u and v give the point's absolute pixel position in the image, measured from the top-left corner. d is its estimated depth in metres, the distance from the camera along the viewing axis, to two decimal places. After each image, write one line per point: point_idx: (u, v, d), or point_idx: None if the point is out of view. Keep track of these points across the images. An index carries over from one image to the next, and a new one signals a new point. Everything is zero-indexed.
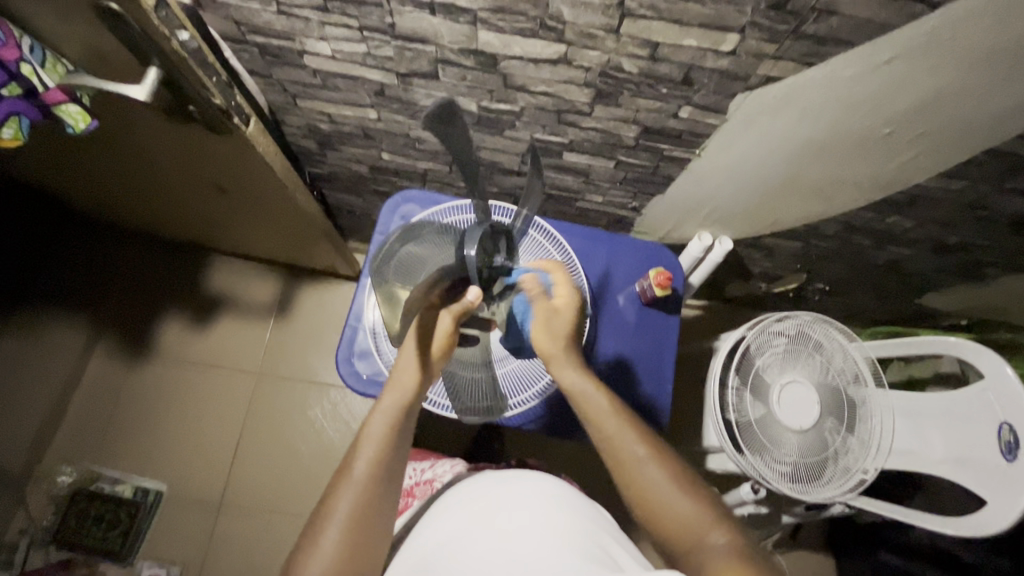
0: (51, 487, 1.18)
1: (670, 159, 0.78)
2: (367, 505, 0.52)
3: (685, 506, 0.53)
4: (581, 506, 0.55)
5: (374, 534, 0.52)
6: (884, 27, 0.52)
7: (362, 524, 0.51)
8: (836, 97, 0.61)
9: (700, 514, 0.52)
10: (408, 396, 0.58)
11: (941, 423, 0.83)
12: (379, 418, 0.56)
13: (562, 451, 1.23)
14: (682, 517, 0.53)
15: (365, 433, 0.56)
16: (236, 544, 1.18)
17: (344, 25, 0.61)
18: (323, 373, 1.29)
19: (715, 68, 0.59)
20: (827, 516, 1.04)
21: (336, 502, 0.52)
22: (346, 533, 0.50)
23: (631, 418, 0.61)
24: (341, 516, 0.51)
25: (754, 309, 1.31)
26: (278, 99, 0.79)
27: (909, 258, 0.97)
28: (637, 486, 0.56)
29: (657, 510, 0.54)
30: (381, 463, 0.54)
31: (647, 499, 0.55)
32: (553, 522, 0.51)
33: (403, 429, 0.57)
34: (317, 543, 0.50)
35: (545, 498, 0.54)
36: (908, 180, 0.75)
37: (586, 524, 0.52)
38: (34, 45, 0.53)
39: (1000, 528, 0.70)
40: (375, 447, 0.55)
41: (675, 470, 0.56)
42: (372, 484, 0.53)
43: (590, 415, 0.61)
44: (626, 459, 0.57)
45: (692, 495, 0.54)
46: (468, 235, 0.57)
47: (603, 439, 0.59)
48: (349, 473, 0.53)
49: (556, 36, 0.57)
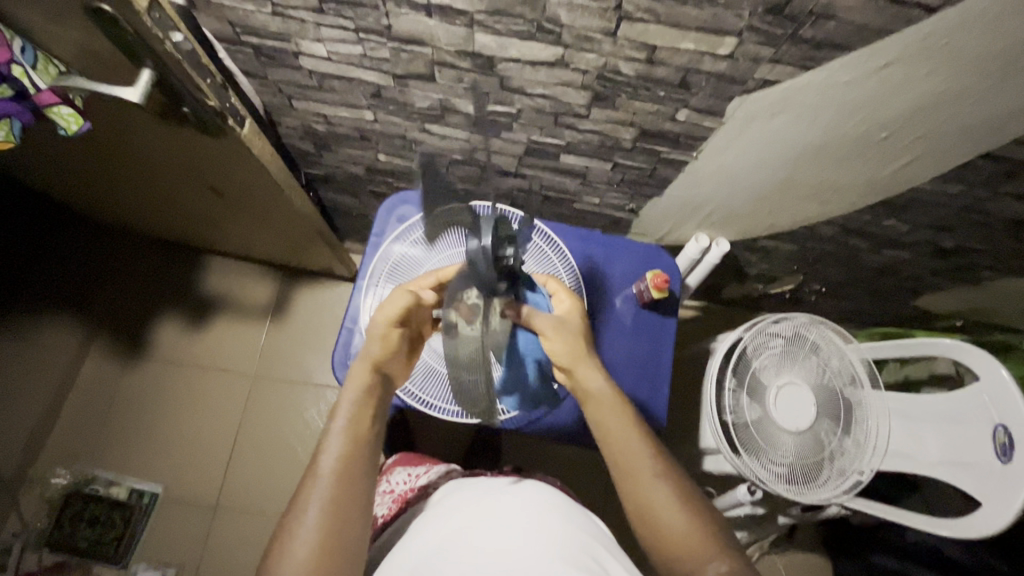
0: (45, 489, 1.17)
1: (667, 162, 0.78)
2: (338, 496, 0.51)
3: (690, 531, 0.54)
4: (572, 514, 0.56)
5: (349, 523, 0.51)
6: (881, 31, 0.52)
7: (337, 515, 0.50)
8: (833, 100, 0.61)
9: (703, 540, 0.53)
10: (365, 383, 0.57)
11: (937, 425, 0.83)
12: (343, 410, 0.55)
13: (559, 452, 1.23)
14: (687, 541, 0.53)
15: (329, 429, 0.55)
16: (231, 546, 1.17)
17: (340, 26, 0.61)
18: (319, 374, 1.29)
19: (713, 71, 0.59)
20: (823, 517, 1.04)
21: (306, 499, 0.50)
22: (321, 526, 0.49)
23: (643, 431, 0.60)
24: (313, 512, 0.50)
25: (750, 310, 1.32)
26: (274, 101, 0.79)
27: (905, 261, 0.97)
28: (646, 502, 0.55)
29: (662, 530, 0.54)
30: (350, 453, 0.53)
31: (652, 516, 0.55)
32: (546, 529, 0.52)
33: (371, 419, 0.56)
34: (291, 542, 0.48)
35: (536, 505, 0.55)
36: (904, 184, 0.75)
37: (575, 531, 0.53)
38: (26, 47, 0.53)
39: (995, 530, 0.70)
40: (341, 438, 0.54)
41: (681, 491, 0.56)
42: (342, 474, 0.52)
43: (603, 423, 0.60)
44: (636, 474, 0.57)
45: (697, 519, 0.54)
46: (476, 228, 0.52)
47: (613, 450, 0.59)
48: (316, 469, 0.52)
49: (554, 39, 0.57)
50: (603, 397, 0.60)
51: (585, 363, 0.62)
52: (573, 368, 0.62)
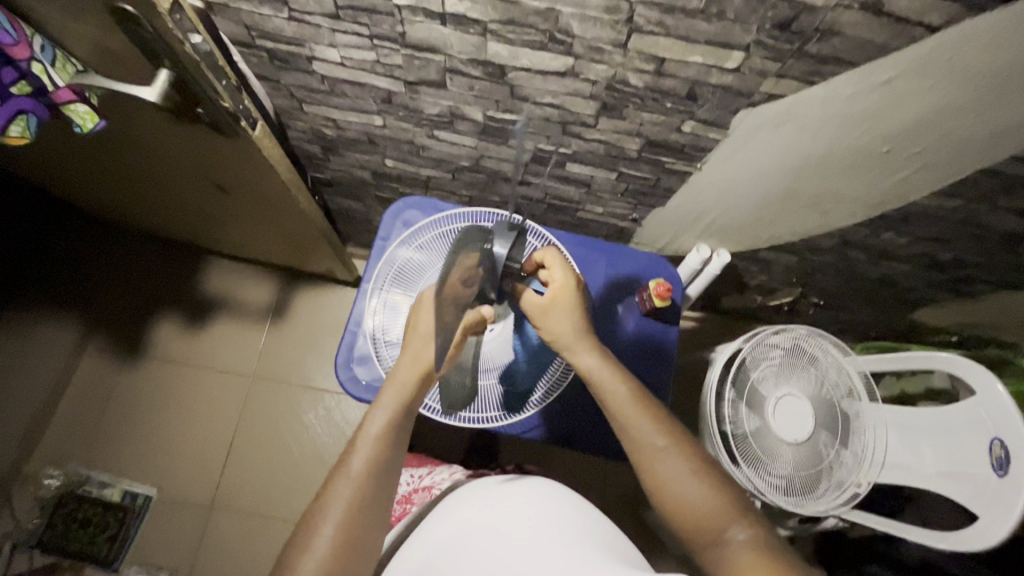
0: (38, 490, 1.15)
1: (671, 172, 0.79)
2: (362, 502, 0.51)
3: (706, 498, 0.53)
4: (583, 507, 0.54)
5: (368, 530, 0.51)
6: (885, 48, 0.53)
7: (358, 519, 0.51)
8: (836, 115, 0.63)
9: (718, 506, 0.52)
10: (406, 393, 0.57)
11: (933, 437, 0.84)
12: (377, 415, 0.56)
13: (557, 460, 1.23)
14: (703, 509, 0.52)
15: (363, 430, 0.55)
16: (226, 549, 1.16)
17: (355, 32, 0.62)
18: (319, 378, 1.29)
19: (720, 84, 0.60)
20: (819, 529, 1.04)
21: (332, 497, 0.51)
22: (340, 530, 0.49)
23: (645, 403, 0.60)
24: (336, 512, 0.50)
25: (748, 321, 1.33)
26: (284, 104, 0.80)
27: (903, 274, 0.98)
28: (658, 478, 0.55)
29: (677, 505, 0.54)
30: (379, 460, 0.53)
31: (665, 492, 0.55)
32: (551, 524, 0.49)
33: (399, 430, 0.56)
34: (311, 539, 0.49)
35: (544, 500, 0.53)
36: (903, 198, 0.76)
37: (585, 525, 0.50)
38: (45, 45, 0.53)
39: (993, 543, 0.71)
40: (373, 444, 0.54)
41: (691, 459, 0.55)
42: (368, 481, 0.52)
43: (608, 406, 0.61)
44: (646, 450, 0.57)
45: (711, 484, 0.54)
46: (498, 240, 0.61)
47: (621, 428, 0.59)
48: (346, 470, 0.53)
49: (565, 49, 0.58)
50: (600, 375, 0.62)
51: (571, 344, 0.64)
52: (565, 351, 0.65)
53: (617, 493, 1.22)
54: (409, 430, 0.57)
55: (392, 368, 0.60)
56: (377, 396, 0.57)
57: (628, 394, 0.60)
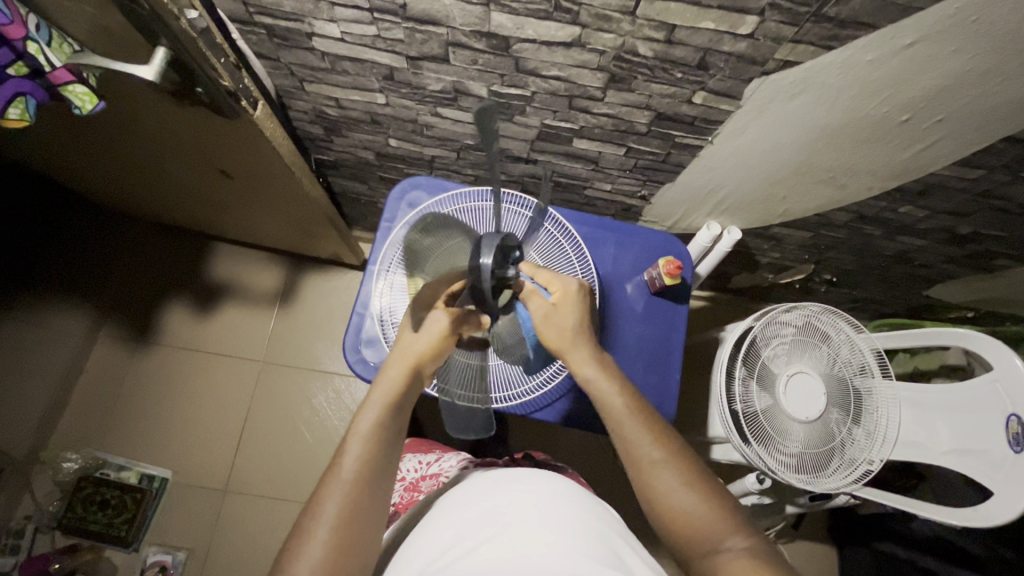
0: (56, 474, 1.17)
1: (681, 146, 0.77)
2: (355, 504, 0.51)
3: (700, 508, 0.53)
4: (589, 504, 0.53)
5: (366, 530, 0.51)
6: (908, 9, 0.51)
7: (352, 521, 0.50)
8: (854, 82, 0.60)
9: (713, 516, 0.52)
10: (396, 388, 0.57)
11: (948, 414, 0.83)
12: (368, 411, 0.56)
13: (567, 439, 1.24)
14: (699, 521, 0.52)
15: (353, 431, 0.55)
16: (240, 530, 1.18)
17: (355, 6, 0.60)
18: (328, 361, 1.29)
19: (733, 52, 0.58)
20: (832, 506, 1.04)
21: (324, 500, 0.51)
22: (336, 530, 0.49)
23: (646, 415, 0.59)
24: (330, 514, 0.50)
25: (758, 299, 1.31)
26: (286, 83, 0.78)
27: (918, 249, 0.96)
28: (654, 486, 0.55)
29: (675, 515, 0.53)
30: (369, 461, 0.53)
31: (662, 502, 0.54)
32: (557, 523, 0.48)
33: (390, 425, 0.56)
34: (306, 541, 0.49)
35: (552, 501, 0.51)
36: (923, 169, 0.74)
37: (593, 522, 0.50)
38: (40, 24, 0.51)
39: (1008, 518, 0.70)
40: (363, 445, 0.54)
41: (690, 473, 0.55)
42: (360, 483, 0.52)
43: (608, 414, 0.60)
44: (642, 460, 0.56)
45: (707, 498, 0.53)
46: (485, 243, 0.58)
47: (619, 439, 0.58)
48: (337, 471, 0.52)
49: (572, 18, 0.56)
50: (600, 383, 0.61)
51: (576, 352, 0.63)
52: (566, 356, 0.63)
53: (626, 471, 1.22)
54: (403, 422, 0.57)
55: (382, 364, 0.59)
56: (365, 398, 0.57)
57: (628, 404, 0.60)
